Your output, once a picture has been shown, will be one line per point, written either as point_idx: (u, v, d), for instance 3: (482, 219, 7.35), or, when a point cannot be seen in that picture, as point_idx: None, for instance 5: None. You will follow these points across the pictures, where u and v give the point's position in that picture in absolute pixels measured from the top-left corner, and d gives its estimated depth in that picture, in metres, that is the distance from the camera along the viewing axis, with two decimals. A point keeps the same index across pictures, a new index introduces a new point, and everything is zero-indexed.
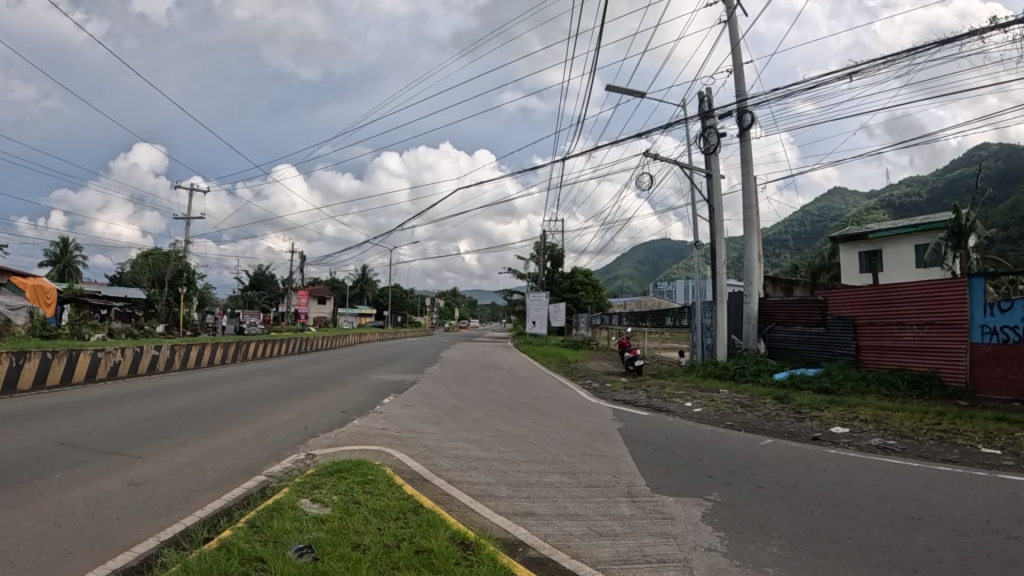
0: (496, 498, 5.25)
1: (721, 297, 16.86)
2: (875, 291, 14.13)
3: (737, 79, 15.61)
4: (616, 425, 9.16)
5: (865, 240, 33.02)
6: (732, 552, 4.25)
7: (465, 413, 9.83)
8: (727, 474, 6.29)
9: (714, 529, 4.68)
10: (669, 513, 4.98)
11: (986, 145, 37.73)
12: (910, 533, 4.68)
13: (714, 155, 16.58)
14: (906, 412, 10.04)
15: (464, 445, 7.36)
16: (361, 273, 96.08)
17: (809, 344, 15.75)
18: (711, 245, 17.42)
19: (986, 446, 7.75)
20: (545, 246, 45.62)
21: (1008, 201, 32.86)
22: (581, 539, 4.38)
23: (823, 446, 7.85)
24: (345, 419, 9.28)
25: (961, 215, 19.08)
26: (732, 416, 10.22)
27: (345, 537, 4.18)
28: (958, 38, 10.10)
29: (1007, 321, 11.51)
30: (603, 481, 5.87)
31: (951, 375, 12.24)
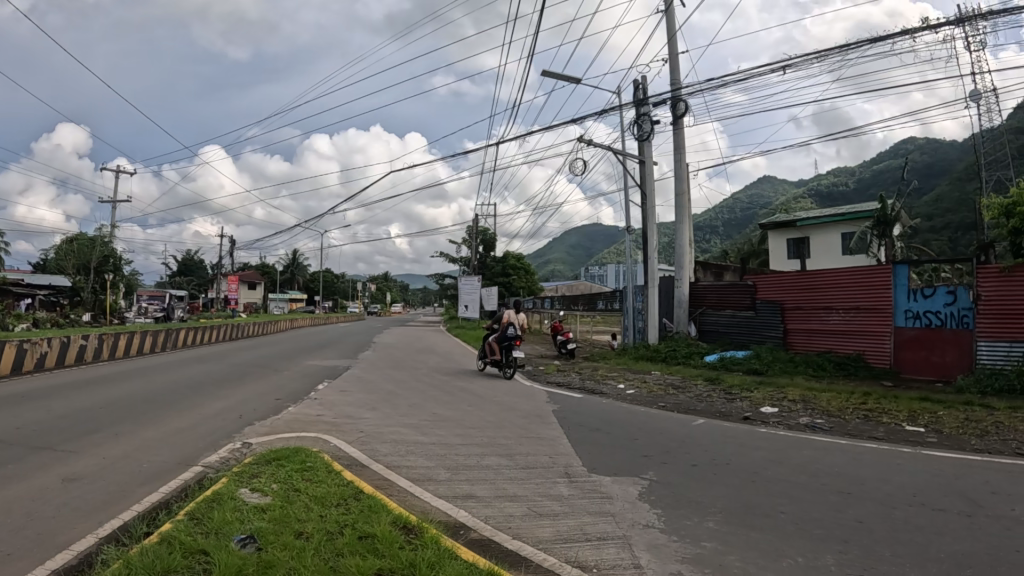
0: (435, 482, 5.29)
1: (653, 281, 17.16)
2: (802, 277, 14.59)
3: (672, 68, 15.88)
4: (550, 407, 9.31)
5: (793, 228, 34.01)
6: (669, 528, 4.39)
7: (403, 398, 9.85)
8: (661, 453, 6.46)
9: (651, 506, 4.81)
10: (606, 493, 5.10)
11: (912, 138, 39.29)
12: (841, 507, 4.89)
13: (647, 143, 16.86)
14: (832, 392, 10.47)
15: (402, 429, 7.37)
16: (292, 258, 94.23)
17: (738, 328, 16.17)
18: (642, 230, 17.73)
19: (910, 424, 8.14)
20: (477, 230, 45.61)
21: (932, 193, 34.41)
22: (523, 520, 4.47)
23: (753, 425, 8.12)
24: (280, 406, 9.17)
25: (886, 205, 19.72)
26: (663, 397, 10.48)
27: (287, 526, 4.17)
28: (887, 37, 10.56)
29: (930, 306, 12.14)
30: (541, 462, 5.97)
31: (877, 358, 12.82)
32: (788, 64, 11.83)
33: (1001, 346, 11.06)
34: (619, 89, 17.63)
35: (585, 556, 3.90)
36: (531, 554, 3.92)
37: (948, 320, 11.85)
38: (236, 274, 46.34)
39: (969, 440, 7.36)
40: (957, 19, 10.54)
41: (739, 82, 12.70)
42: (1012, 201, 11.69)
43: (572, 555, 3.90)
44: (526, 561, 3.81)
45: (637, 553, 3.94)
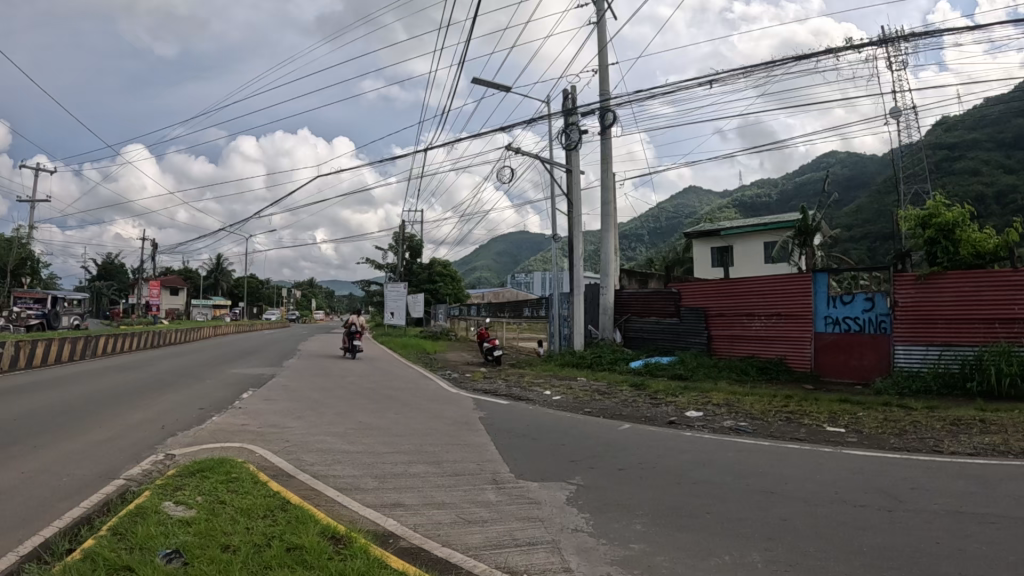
0: (363, 492, 5.23)
1: (578, 288, 17.36)
2: (726, 285, 15.04)
3: (602, 80, 16.17)
4: (477, 414, 9.31)
5: (717, 237, 34.97)
6: (598, 531, 4.44)
7: (329, 406, 9.69)
8: (587, 458, 6.55)
9: (579, 511, 4.86)
10: (534, 498, 5.13)
11: (831, 153, 40.97)
12: (765, 506, 5.05)
13: (574, 152, 17.09)
14: (755, 396, 10.78)
15: (328, 439, 7.26)
16: (216, 262, 91.58)
17: (663, 334, 16.47)
18: (568, 238, 17.95)
19: (831, 425, 8.46)
20: (403, 237, 45.27)
21: (852, 205, 35.96)
22: (452, 528, 4.45)
23: (678, 429, 8.29)
24: (204, 416, 8.90)
25: (807, 216, 20.45)
26: (589, 403, 10.61)
27: (212, 539, 4.06)
28: (808, 55, 11.01)
29: (849, 312, 12.77)
30: (468, 469, 5.97)
31: (797, 361, 13.32)
32: (717, 79, 12.82)
33: (917, 349, 11.78)
34: (548, 98, 17.83)
35: (514, 561, 3.91)
36: (461, 560, 3.91)
37: (866, 325, 12.49)
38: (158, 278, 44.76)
39: (888, 439, 7.70)
40: (876, 39, 11.05)
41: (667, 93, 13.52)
42: (928, 213, 12.44)
43: (502, 561, 3.91)
44: (457, 568, 3.80)
45: (566, 557, 3.97)
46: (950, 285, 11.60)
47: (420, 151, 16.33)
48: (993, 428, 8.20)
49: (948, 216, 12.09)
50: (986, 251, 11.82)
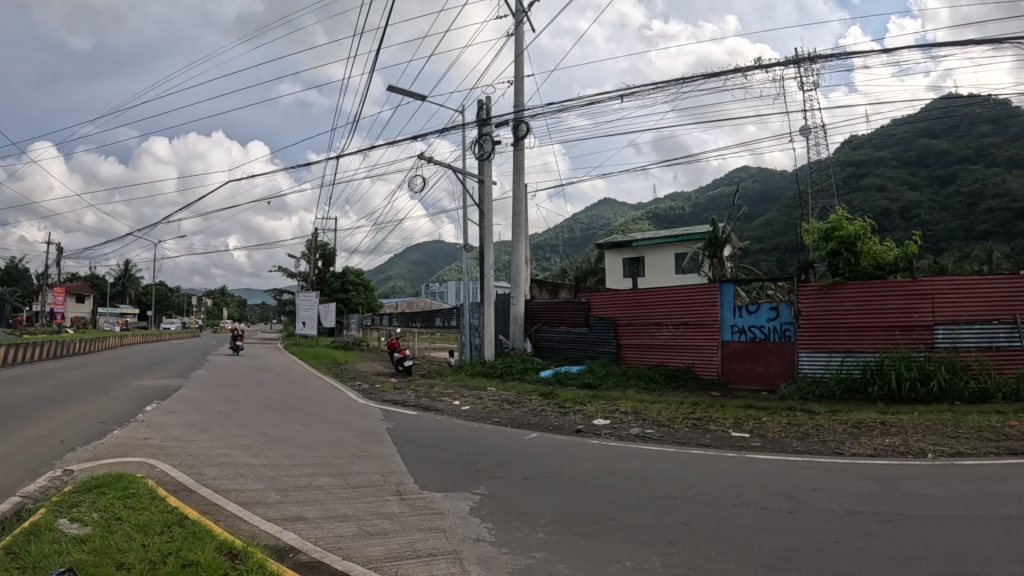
0: (264, 505, 5.09)
1: (489, 297, 17.44)
2: (634, 295, 15.34)
3: (517, 91, 16.35)
4: (384, 426, 9.22)
5: (627, 249, 35.86)
6: (501, 541, 4.45)
7: (234, 418, 9.42)
8: (494, 468, 6.57)
9: (482, 520, 4.86)
10: (437, 509, 5.12)
11: (744, 168, 42.50)
12: (668, 510, 5.16)
13: (487, 162, 17.20)
14: (661, 403, 11.05)
15: (231, 452, 7.04)
16: (123, 269, 87.83)
17: (574, 343, 16.70)
18: (479, 248, 18.03)
19: (736, 430, 8.75)
20: (317, 244, 44.43)
21: (762, 219, 37.52)
22: (352, 540, 4.38)
23: (586, 437, 8.42)
24: (106, 430, 8.49)
25: (718, 228, 21.10)
26: (499, 412, 10.66)
27: (108, 557, 3.86)
28: (715, 74, 11.42)
29: (755, 321, 13.29)
30: (372, 481, 5.92)
31: (705, 369, 13.70)
32: (629, 93, 13.20)
33: (821, 355, 12.43)
34: (463, 108, 17.90)
35: (415, 572, 3.87)
36: (361, 573, 3.85)
37: (772, 333, 13.07)
38: (59, 285, 42.43)
39: (790, 442, 8.01)
40: (783, 59, 11.54)
41: (585, 106, 13.89)
42: (831, 226, 12.82)
43: (403, 572, 3.86)
44: None
45: (467, 567, 3.96)
46: (853, 295, 12.33)
47: (334, 158, 16.11)
48: (891, 429, 8.67)
49: (851, 230, 12.54)
50: (886, 262, 12.55)
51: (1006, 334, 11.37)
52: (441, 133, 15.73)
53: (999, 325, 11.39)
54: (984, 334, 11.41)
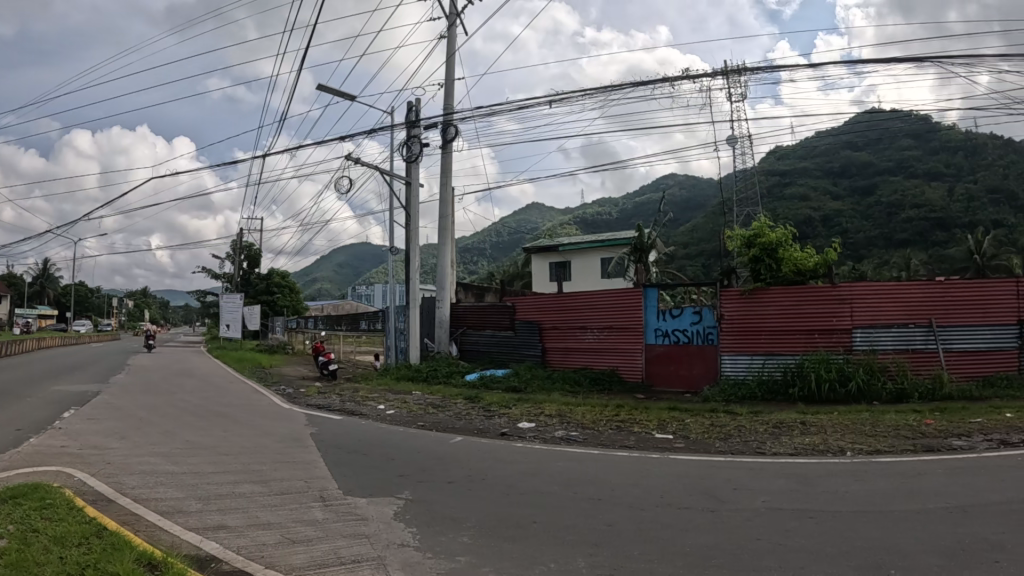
0: (185, 514, 4.95)
1: (415, 301, 17.36)
2: (560, 299, 15.49)
3: (447, 93, 16.36)
4: (308, 431, 9.08)
5: (554, 252, 36.21)
6: (425, 545, 4.45)
7: (155, 425, 9.13)
8: (418, 472, 6.58)
9: (406, 526, 4.86)
10: (361, 515, 5.09)
11: (671, 175, 43.49)
12: (592, 512, 5.25)
13: (415, 164, 17.17)
14: (585, 406, 11.21)
15: (153, 459, 6.83)
16: (37, 269, 83.92)
17: (499, 347, 16.80)
18: (405, 251, 17.94)
19: (659, 432, 8.95)
20: (242, 245, 43.41)
21: (688, 225, 38.58)
22: (275, 548, 4.31)
23: (509, 440, 8.48)
24: (20, 438, 8.11)
25: (643, 234, 21.54)
26: (421, 417, 10.62)
27: (22, 570, 3.69)
28: (640, 82, 11.68)
29: (677, 325, 13.58)
30: (295, 487, 5.84)
31: (630, 372, 13.93)
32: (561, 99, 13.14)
33: (743, 357, 12.80)
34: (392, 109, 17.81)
35: None
36: None
37: (695, 337, 13.37)
38: None
39: (713, 443, 8.23)
40: (711, 70, 11.88)
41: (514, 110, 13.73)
42: (753, 233, 13.60)
43: None
44: None
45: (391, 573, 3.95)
46: (773, 299, 12.75)
47: (259, 158, 15.77)
48: (812, 428, 9.00)
49: (772, 237, 13.32)
50: (806, 269, 13.21)
51: (922, 337, 12.18)
52: (369, 134, 15.61)
53: (915, 328, 12.19)
54: (900, 338, 12.17)
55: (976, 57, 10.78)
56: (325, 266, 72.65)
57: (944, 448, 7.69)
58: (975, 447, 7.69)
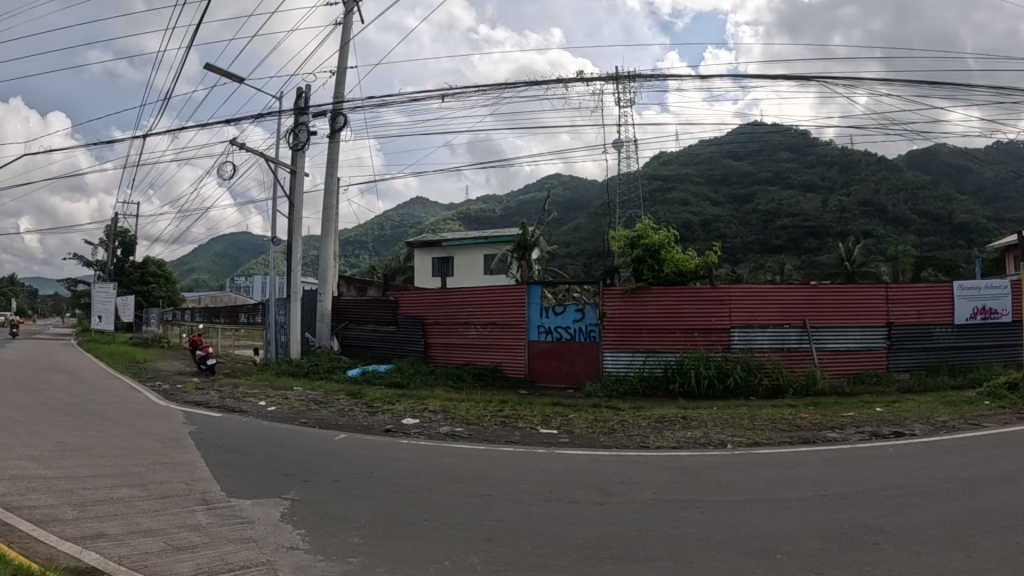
0: (60, 523, 4.57)
1: (296, 294, 16.82)
2: (441, 294, 15.38)
3: (338, 82, 15.97)
4: (186, 430, 8.61)
5: (438, 248, 36.07)
6: (316, 548, 4.31)
7: (16, 425, 8.37)
8: (303, 471, 6.38)
9: (294, 528, 4.69)
10: (247, 517, 4.88)
11: (554, 175, 44.44)
12: (482, 508, 5.26)
13: (301, 153, 16.64)
14: (469, 402, 11.26)
15: (18, 463, 6.25)
16: None
17: (380, 342, 16.51)
18: (286, 242, 17.34)
19: (544, 427, 9.10)
20: (114, 231, 40.59)
21: (570, 225, 39.57)
22: (160, 556, 4.06)
23: (394, 437, 8.36)
24: None
25: (526, 232, 21.77)
26: (303, 413, 10.28)
27: None
28: (534, 83, 11.82)
29: (560, 322, 13.87)
30: (177, 490, 5.52)
31: (512, 368, 14.10)
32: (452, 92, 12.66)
33: (624, 354, 13.24)
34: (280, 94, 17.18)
35: None
36: None
37: (577, 334, 13.71)
38: None
39: (597, 438, 8.45)
40: (602, 75, 12.20)
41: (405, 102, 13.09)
42: (637, 234, 13.98)
43: None
44: None
45: None
46: (653, 298, 13.25)
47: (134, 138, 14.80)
48: (692, 423, 9.43)
49: (656, 238, 13.72)
50: (687, 270, 13.75)
51: (796, 336, 13.02)
52: (255, 120, 14.98)
53: (789, 328, 13.01)
54: (776, 337, 12.94)
55: (848, 80, 11.63)
56: (201, 255, 69.08)
57: (819, 439, 8.25)
58: (846, 439, 8.29)
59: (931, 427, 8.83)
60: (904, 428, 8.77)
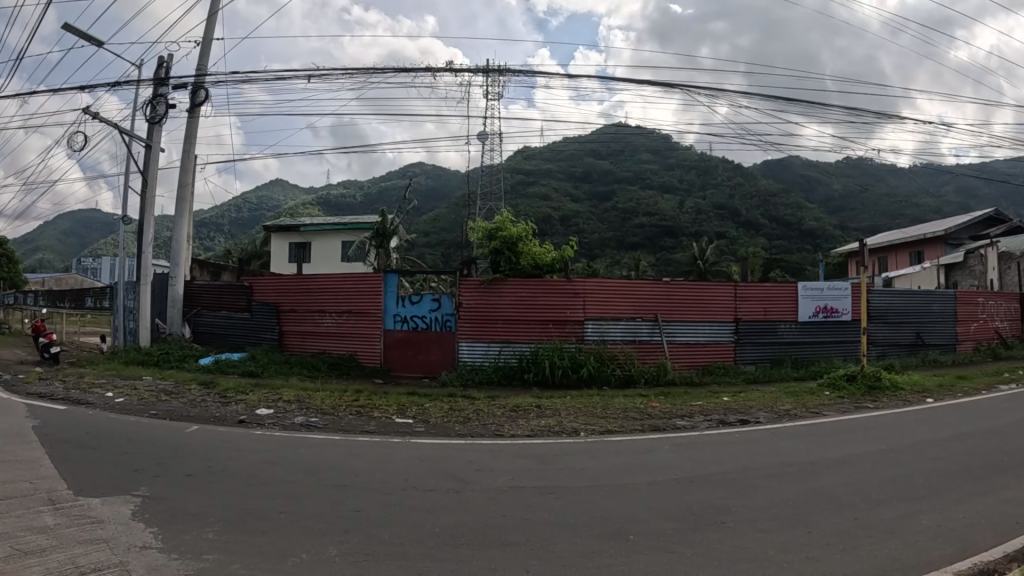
0: None
1: (146, 277, 15.77)
2: (298, 281, 14.91)
3: (202, 53, 15.10)
4: (24, 424, 7.88)
5: (296, 233, 34.93)
6: (170, 546, 4.08)
7: None
8: (154, 466, 6.02)
9: (147, 526, 4.42)
10: (96, 517, 4.55)
11: (414, 164, 44.36)
12: (340, 499, 5.17)
13: (158, 126, 15.63)
14: (324, 391, 11.03)
15: None
16: None
17: (234, 329, 15.69)
18: (138, 221, 16.24)
19: (400, 416, 9.07)
20: None
21: (430, 215, 39.59)
22: (2, 563, 3.71)
23: (248, 429, 8.03)
24: None
25: (387, 221, 21.46)
26: (154, 405, 9.66)
27: None
28: (405, 70, 11.74)
29: (416, 311, 13.84)
30: (17, 490, 5.06)
31: (367, 357, 13.89)
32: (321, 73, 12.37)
33: (479, 345, 13.41)
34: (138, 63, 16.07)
35: None
36: None
37: (433, 324, 13.72)
38: None
39: (452, 426, 8.53)
40: (472, 67, 12.27)
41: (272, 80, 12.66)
42: (496, 227, 14.29)
43: None
44: None
45: None
46: (510, 290, 13.49)
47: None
48: (546, 411, 9.71)
49: (514, 231, 14.04)
50: (544, 263, 14.12)
51: (647, 330, 13.69)
52: (109, 88, 13.91)
53: (641, 321, 13.65)
54: (628, 330, 13.57)
55: (708, 89, 12.36)
56: (43, 233, 63.47)
57: (669, 427, 8.70)
58: (695, 426, 8.79)
59: (775, 415, 9.55)
60: (750, 416, 9.42)
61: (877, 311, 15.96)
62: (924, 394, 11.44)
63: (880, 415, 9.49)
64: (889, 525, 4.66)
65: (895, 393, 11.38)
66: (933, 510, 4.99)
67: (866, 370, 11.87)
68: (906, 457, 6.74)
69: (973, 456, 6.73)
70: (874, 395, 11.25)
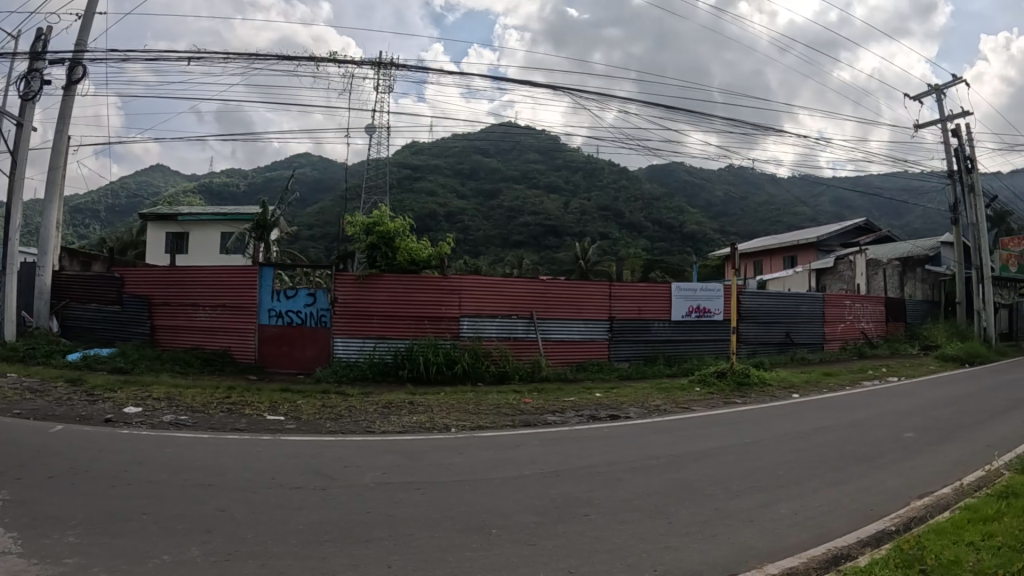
0: None
1: (10, 266, 14.65)
2: (171, 273, 14.27)
3: (82, 27, 14.19)
4: None
5: (173, 222, 33.36)
6: (29, 550, 3.82)
7: None
8: (11, 469, 5.59)
9: (3, 531, 4.12)
10: None
11: (297, 155, 43.17)
12: (205, 498, 4.97)
13: (31, 104, 14.57)
14: (196, 389, 10.59)
15: None
16: None
17: (105, 323, 14.79)
18: (3, 205, 15.08)
19: (272, 414, 8.83)
20: None
21: (314, 208, 38.69)
22: None
23: (112, 428, 7.61)
24: None
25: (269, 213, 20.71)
26: (15, 403, 9.01)
27: None
28: (290, 57, 11.44)
29: (291, 306, 13.48)
30: None
31: (241, 353, 13.43)
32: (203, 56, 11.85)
33: (355, 340, 13.20)
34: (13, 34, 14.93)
35: None
36: None
37: (308, 319, 13.38)
38: None
39: (324, 423, 8.37)
40: (357, 59, 12.09)
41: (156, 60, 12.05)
42: (373, 221, 13.99)
43: None
44: None
45: None
46: (387, 286, 13.36)
47: None
48: (419, 408, 9.68)
49: (390, 226, 13.80)
50: (421, 258, 14.01)
51: (523, 327, 13.91)
52: None
53: (517, 319, 13.85)
54: (504, 327, 13.74)
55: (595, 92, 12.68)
56: None
57: (540, 423, 8.85)
58: (565, 422, 8.98)
59: (645, 410, 9.89)
60: (621, 412, 9.73)
61: (750, 312, 16.79)
62: (789, 389, 12.15)
63: (744, 410, 10.00)
64: (748, 513, 4.92)
65: (762, 389, 12.04)
66: (787, 499, 5.30)
67: (736, 367, 12.47)
68: (765, 449, 7.14)
69: (827, 447, 7.20)
70: (742, 391, 11.86)
